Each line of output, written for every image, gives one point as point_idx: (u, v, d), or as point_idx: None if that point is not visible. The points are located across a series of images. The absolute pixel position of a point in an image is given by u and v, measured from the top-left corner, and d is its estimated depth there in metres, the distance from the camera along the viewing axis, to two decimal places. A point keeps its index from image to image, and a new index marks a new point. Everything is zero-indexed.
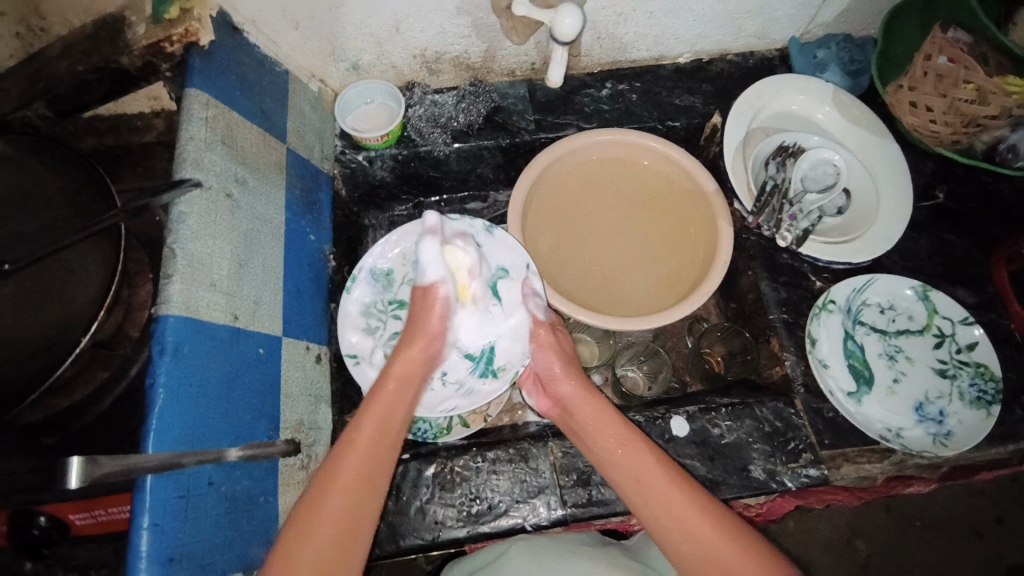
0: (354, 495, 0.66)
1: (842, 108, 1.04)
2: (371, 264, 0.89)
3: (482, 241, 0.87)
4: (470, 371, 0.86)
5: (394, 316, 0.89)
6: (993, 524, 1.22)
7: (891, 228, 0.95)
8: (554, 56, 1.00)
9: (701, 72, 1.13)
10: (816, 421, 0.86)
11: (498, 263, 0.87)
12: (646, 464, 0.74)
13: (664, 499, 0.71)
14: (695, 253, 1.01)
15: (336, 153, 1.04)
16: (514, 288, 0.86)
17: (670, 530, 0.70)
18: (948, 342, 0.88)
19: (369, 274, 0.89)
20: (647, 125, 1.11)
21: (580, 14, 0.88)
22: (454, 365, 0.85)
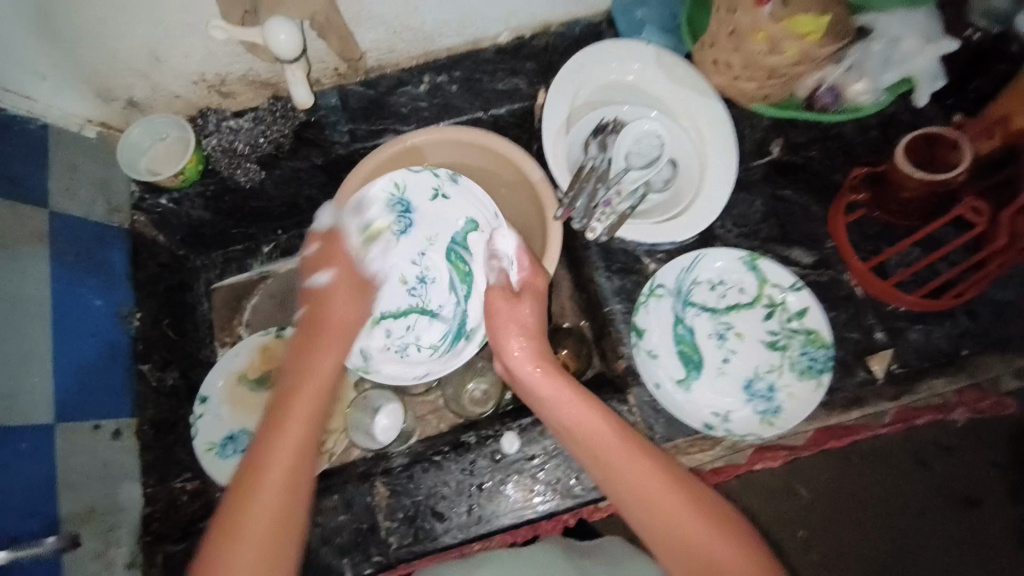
0: (299, 427, 0.63)
1: (666, 70, 0.97)
2: (359, 221, 0.87)
3: (448, 194, 0.90)
4: (443, 338, 0.91)
5: (373, 278, 0.91)
6: (942, 453, 1.14)
7: (713, 199, 0.90)
8: (293, 76, 0.87)
9: (525, 49, 1.05)
10: (648, 414, 0.83)
11: (465, 215, 0.90)
12: (606, 438, 0.68)
13: (638, 479, 0.64)
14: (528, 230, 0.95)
15: (134, 201, 0.96)
16: (482, 244, 0.89)
17: (651, 524, 0.63)
18: (780, 311, 0.85)
19: (355, 231, 0.86)
20: (470, 116, 1.05)
21: (295, 28, 0.79)
22: (425, 327, 0.92)
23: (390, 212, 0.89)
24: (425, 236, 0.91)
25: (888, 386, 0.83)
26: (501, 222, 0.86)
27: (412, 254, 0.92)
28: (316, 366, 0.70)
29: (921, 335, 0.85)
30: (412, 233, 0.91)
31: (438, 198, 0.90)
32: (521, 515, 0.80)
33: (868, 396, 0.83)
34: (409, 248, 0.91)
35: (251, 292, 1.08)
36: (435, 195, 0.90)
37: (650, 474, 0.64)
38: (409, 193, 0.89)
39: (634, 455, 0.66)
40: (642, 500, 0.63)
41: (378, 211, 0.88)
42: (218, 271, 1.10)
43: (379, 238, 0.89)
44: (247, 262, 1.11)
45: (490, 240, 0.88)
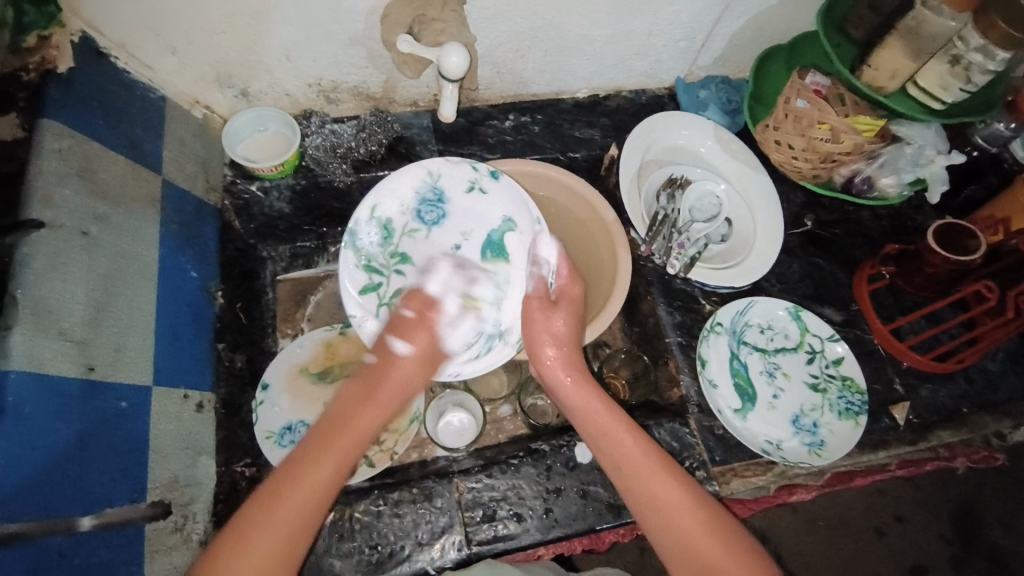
0: (368, 421, 0.72)
1: (723, 144, 1.12)
2: (369, 214, 0.85)
3: (485, 189, 0.89)
4: (479, 335, 0.85)
5: (397, 271, 0.86)
6: (892, 522, 1.28)
7: (766, 253, 1.03)
8: (444, 92, 0.99)
9: (599, 106, 1.19)
10: (707, 439, 0.90)
11: (504, 214, 0.89)
12: (639, 461, 0.74)
13: (662, 497, 0.71)
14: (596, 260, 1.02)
15: (225, 184, 0.98)
16: (523, 241, 0.88)
17: (677, 544, 0.69)
18: (820, 358, 0.97)
19: (368, 224, 0.85)
20: (550, 156, 1.15)
21: (466, 55, 0.90)
22: (465, 326, 0.84)
23: (411, 206, 0.88)
24: (459, 228, 0.89)
25: (906, 432, 0.96)
26: (543, 227, 0.88)
27: (445, 247, 0.89)
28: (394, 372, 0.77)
29: (930, 392, 0.99)
30: (445, 225, 0.89)
31: (473, 190, 0.89)
32: (596, 520, 0.83)
33: (890, 440, 0.95)
34: (438, 241, 0.89)
35: (313, 290, 1.11)
36: (470, 188, 0.89)
37: (676, 497, 0.71)
38: (442, 184, 0.88)
39: (661, 472, 0.73)
40: (669, 522, 0.70)
41: (395, 206, 0.87)
42: (285, 264, 1.11)
43: (396, 227, 0.87)
44: (314, 259, 1.13)
45: (530, 241, 0.88)
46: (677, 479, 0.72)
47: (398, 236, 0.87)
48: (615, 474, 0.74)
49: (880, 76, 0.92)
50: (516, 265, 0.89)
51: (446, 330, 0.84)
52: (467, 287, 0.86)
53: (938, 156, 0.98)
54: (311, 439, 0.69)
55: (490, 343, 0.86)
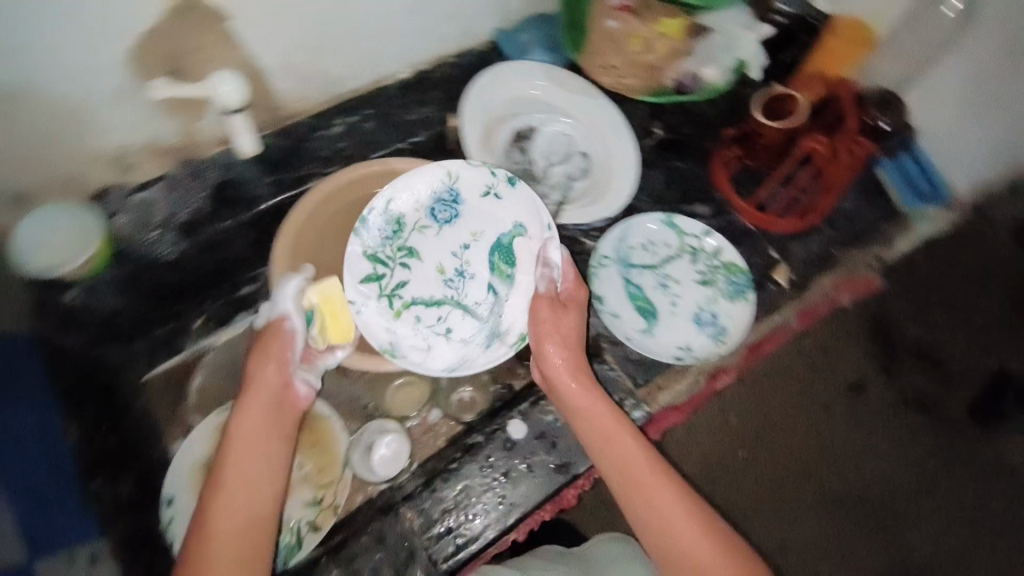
0: (262, 466, 0.73)
1: (555, 81, 1.10)
2: (384, 206, 0.89)
3: (501, 194, 0.91)
4: (476, 333, 0.90)
5: (403, 264, 0.89)
6: None
7: (626, 178, 1.04)
8: (234, 126, 0.90)
9: (427, 80, 1.12)
10: (627, 365, 0.94)
11: (515, 220, 0.91)
12: (638, 464, 0.76)
13: (644, 478, 0.75)
14: None
15: (36, 306, 0.88)
16: (531, 246, 0.91)
17: (654, 524, 0.72)
18: (704, 254, 1.01)
19: (382, 218, 0.89)
20: (392, 148, 1.09)
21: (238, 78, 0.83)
22: (463, 324, 0.90)
23: (426, 202, 0.91)
24: (469, 227, 0.92)
25: (790, 290, 1.05)
26: (551, 232, 0.89)
27: (454, 246, 0.92)
28: (240, 430, 0.74)
29: (802, 249, 1.07)
30: (458, 224, 0.91)
31: (491, 195, 0.91)
32: (549, 485, 0.86)
33: (780, 302, 1.04)
34: (448, 240, 0.91)
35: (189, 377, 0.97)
36: (487, 192, 0.91)
37: (669, 493, 0.74)
38: (459, 184, 0.91)
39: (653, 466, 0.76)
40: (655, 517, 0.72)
41: (409, 202, 0.90)
42: (146, 360, 0.96)
43: (408, 221, 0.90)
44: (177, 344, 0.97)
45: (541, 247, 0.90)
46: (671, 481, 0.75)
47: (408, 230, 0.90)
48: (612, 475, 0.77)
49: None
50: (524, 267, 0.91)
51: (448, 326, 0.90)
52: (464, 289, 0.91)
53: (748, 33, 1.04)
54: (189, 541, 0.68)
55: (489, 343, 0.90)
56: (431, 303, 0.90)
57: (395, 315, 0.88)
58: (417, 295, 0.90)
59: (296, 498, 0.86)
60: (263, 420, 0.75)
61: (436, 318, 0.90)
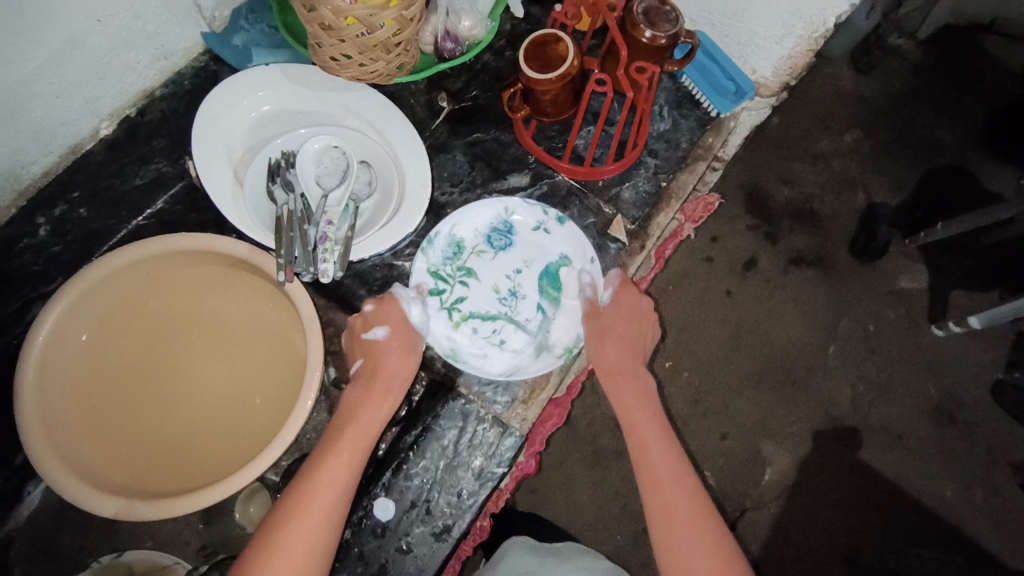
0: (306, 541, 0.65)
1: (300, 82, 0.91)
2: (447, 230, 0.88)
3: (550, 228, 0.89)
4: (525, 343, 0.86)
5: (461, 282, 0.87)
6: None
7: (416, 177, 0.88)
8: None
9: (142, 127, 0.90)
10: (483, 391, 0.85)
11: (561, 251, 0.89)
12: (663, 472, 0.73)
13: (666, 467, 0.73)
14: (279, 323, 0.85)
15: None
16: (579, 278, 0.88)
17: (665, 518, 0.70)
18: (547, 224, 0.89)
19: (441, 238, 0.88)
20: (132, 227, 0.90)
21: None
22: (515, 337, 0.86)
23: (482, 228, 0.90)
24: (520, 257, 0.89)
25: (634, 243, 0.95)
26: (598, 260, 0.87)
27: (510, 270, 0.89)
28: (353, 422, 0.75)
29: (632, 191, 0.96)
30: (512, 252, 0.89)
31: (541, 230, 0.89)
32: (433, 557, 0.80)
33: (627, 260, 0.94)
34: (504, 264, 0.89)
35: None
36: (538, 227, 0.89)
37: (683, 505, 0.70)
38: (513, 218, 0.90)
39: (682, 479, 0.72)
40: (667, 526, 0.69)
41: (468, 228, 0.89)
42: None
43: (466, 243, 0.89)
44: None
45: (588, 274, 0.88)
46: (688, 488, 0.71)
47: (466, 250, 0.89)
48: (640, 473, 0.74)
49: None
50: (574, 295, 0.88)
51: (504, 338, 0.86)
52: (517, 307, 0.87)
53: None
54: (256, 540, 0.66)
55: (541, 355, 0.85)
56: (486, 317, 0.86)
57: (453, 328, 0.85)
58: (474, 310, 0.87)
59: None
60: (374, 419, 0.77)
61: (491, 331, 0.86)
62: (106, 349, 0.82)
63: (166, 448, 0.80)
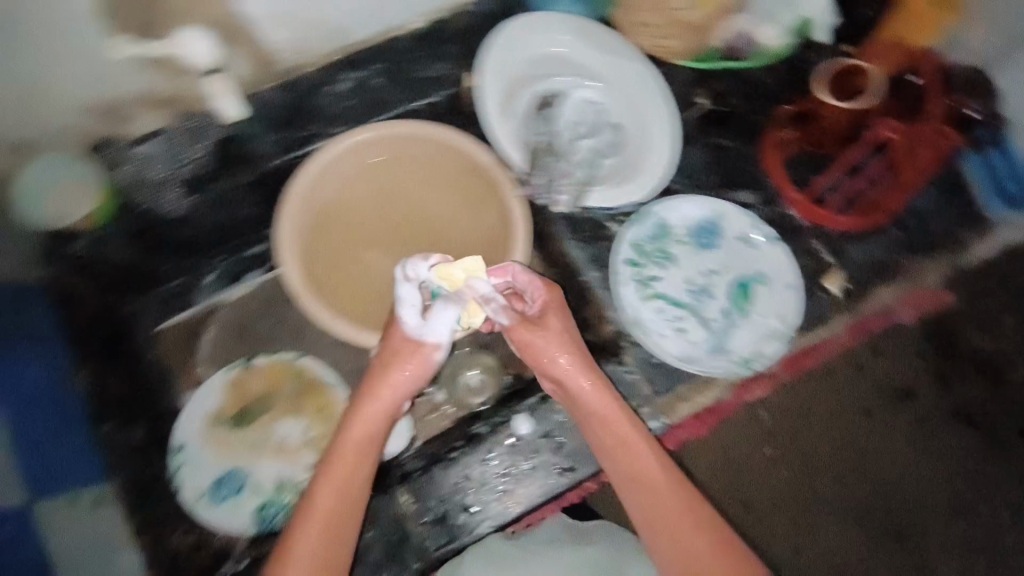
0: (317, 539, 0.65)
1: (589, 36, 0.96)
2: (660, 212, 0.91)
3: (757, 244, 0.90)
4: (704, 339, 0.87)
5: (660, 262, 0.90)
6: None
7: (661, 155, 0.92)
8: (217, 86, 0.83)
9: (442, 33, 1.00)
10: (646, 370, 0.87)
11: (761, 269, 0.90)
12: (674, 508, 0.67)
13: (662, 499, 0.67)
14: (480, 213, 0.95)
15: (53, 254, 0.89)
16: (773, 296, 0.88)
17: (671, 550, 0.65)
18: (754, 238, 0.91)
19: (654, 217, 0.91)
20: (405, 110, 1.00)
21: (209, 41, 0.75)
22: (696, 329, 0.87)
23: (694, 221, 0.92)
24: (720, 261, 0.90)
25: (844, 302, 0.93)
26: (798, 286, 0.88)
27: (708, 269, 0.90)
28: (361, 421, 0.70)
29: (862, 252, 0.94)
30: (714, 253, 0.91)
31: (747, 243, 0.90)
32: (547, 486, 0.84)
33: (829, 315, 0.92)
34: (705, 262, 0.90)
35: (204, 328, 0.99)
36: (746, 239, 0.91)
37: (704, 548, 0.64)
38: (725, 222, 0.91)
39: (687, 516, 0.66)
40: (686, 569, 0.64)
41: (681, 216, 0.92)
42: (158, 313, 0.97)
43: (675, 229, 0.91)
44: (191, 298, 1.00)
45: (783, 297, 0.88)
46: (702, 516, 0.66)
47: (674, 236, 0.91)
48: (637, 506, 0.68)
49: None
50: (764, 311, 0.88)
51: (685, 328, 0.87)
52: (707, 304, 0.88)
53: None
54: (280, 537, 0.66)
55: (717, 355, 0.86)
56: (675, 304, 0.88)
57: (642, 300, 0.88)
58: (665, 293, 0.89)
59: (302, 461, 0.91)
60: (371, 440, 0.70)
61: (676, 317, 0.87)
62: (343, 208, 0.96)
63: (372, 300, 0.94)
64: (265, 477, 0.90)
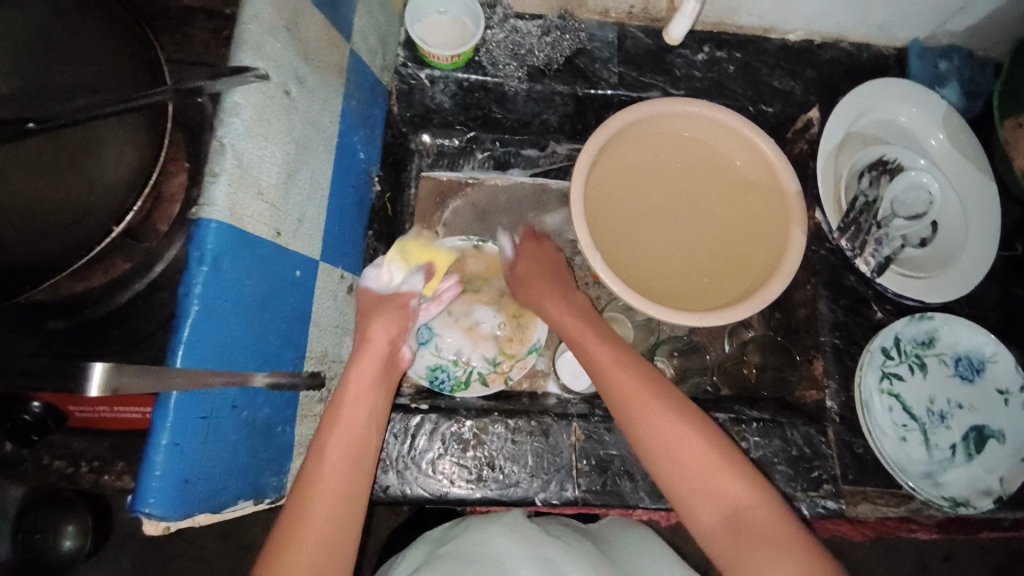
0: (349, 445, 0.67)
1: (951, 132, 0.96)
2: (934, 322, 0.87)
3: (1011, 402, 0.85)
4: (922, 460, 0.82)
5: (912, 367, 0.86)
6: None
7: (970, 272, 0.88)
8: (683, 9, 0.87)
9: (810, 55, 1.02)
10: (844, 454, 0.84)
11: (1003, 427, 0.84)
12: (636, 384, 0.74)
13: (663, 429, 0.70)
14: (758, 220, 0.96)
15: (396, 65, 0.94)
16: (1004, 459, 0.83)
17: (695, 495, 0.67)
18: (1012, 397, 0.85)
19: (926, 324, 0.87)
20: (738, 105, 1.01)
21: None
22: (917, 446, 0.83)
23: (962, 349, 0.87)
24: (967, 398, 0.86)
25: None
26: None
27: (953, 398, 0.86)
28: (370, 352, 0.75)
29: None
30: (966, 388, 0.86)
31: (1002, 397, 0.85)
32: None
33: None
34: (954, 391, 0.86)
35: (453, 195, 1.06)
36: (1004, 395, 0.86)
37: (675, 425, 0.70)
38: (991, 366, 0.86)
39: (666, 416, 0.71)
40: (693, 484, 0.67)
41: (954, 337, 0.87)
42: (430, 161, 1.07)
43: (939, 345, 0.87)
44: (458, 163, 1.08)
45: (1016, 465, 0.83)
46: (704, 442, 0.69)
47: (937, 350, 0.87)
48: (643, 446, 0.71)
49: None
50: (990, 467, 0.83)
51: (906, 438, 0.83)
52: (937, 429, 0.84)
53: None
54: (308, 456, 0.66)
55: (924, 481, 0.81)
56: (908, 411, 0.84)
57: (881, 391, 0.84)
58: (903, 396, 0.85)
59: (483, 350, 0.94)
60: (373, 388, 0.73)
61: (904, 424, 0.83)
62: (624, 161, 0.98)
63: (625, 252, 0.95)
64: (448, 345, 0.93)
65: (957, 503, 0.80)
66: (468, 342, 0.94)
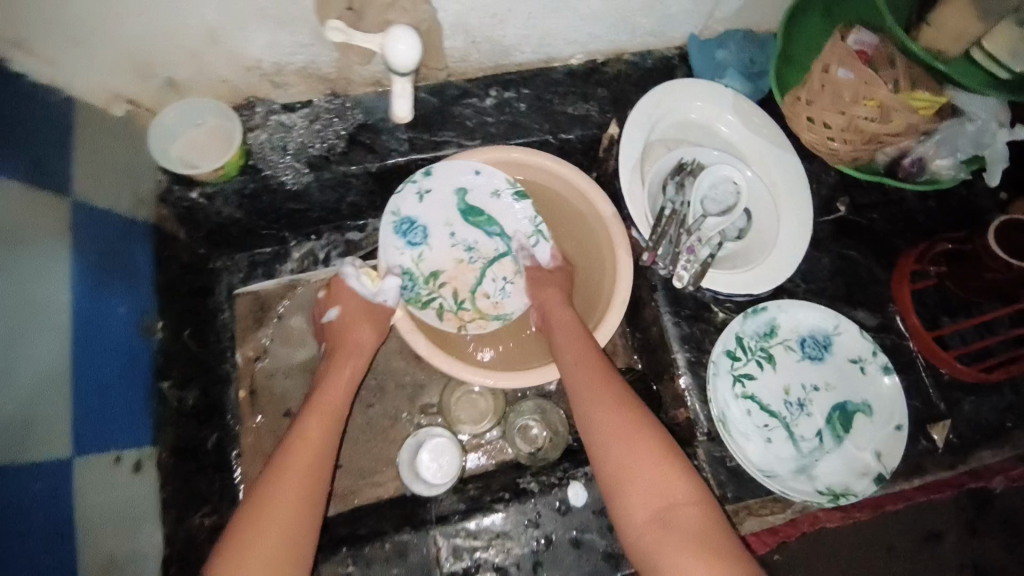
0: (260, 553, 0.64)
1: (743, 116, 0.95)
2: (772, 311, 0.85)
3: (867, 371, 0.83)
4: (791, 457, 0.80)
5: (760, 363, 0.84)
6: None
7: (789, 253, 0.88)
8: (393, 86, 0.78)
9: (596, 75, 1.00)
10: (719, 472, 0.81)
11: (863, 396, 0.83)
12: (589, 370, 0.78)
13: (610, 414, 0.73)
14: (573, 227, 0.95)
15: (160, 193, 0.85)
16: (872, 431, 0.81)
17: (622, 469, 0.69)
18: (867, 364, 0.84)
19: (764, 316, 0.85)
20: (537, 139, 0.99)
21: (415, 39, 0.70)
22: (782, 444, 0.81)
23: (805, 330, 0.85)
24: (823, 377, 0.84)
25: (948, 456, 0.84)
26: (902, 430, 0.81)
27: (810, 383, 0.84)
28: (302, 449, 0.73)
29: (974, 408, 0.86)
30: (819, 368, 0.84)
31: (857, 367, 0.84)
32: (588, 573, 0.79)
33: (928, 465, 0.83)
34: (808, 374, 0.84)
35: (278, 302, 1.01)
36: (858, 364, 0.84)
37: (620, 412, 0.73)
38: (836, 339, 0.85)
39: (616, 402, 0.74)
40: (629, 454, 0.69)
41: (793, 322, 0.85)
42: (243, 275, 1.01)
43: (781, 333, 0.85)
44: (275, 268, 1.02)
45: (883, 435, 0.81)
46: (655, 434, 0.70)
47: (781, 339, 0.85)
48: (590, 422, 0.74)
49: (942, 37, 0.74)
50: (860, 443, 0.81)
51: (770, 437, 0.81)
52: (799, 418, 0.82)
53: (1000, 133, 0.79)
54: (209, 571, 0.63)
55: (796, 477, 0.79)
56: (766, 409, 0.82)
57: (736, 398, 0.82)
58: (758, 395, 0.83)
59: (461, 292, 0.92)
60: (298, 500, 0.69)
61: (765, 424, 0.81)
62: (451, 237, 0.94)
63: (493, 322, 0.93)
64: (434, 258, 0.91)
65: (834, 494, 0.78)
66: (451, 271, 0.92)
